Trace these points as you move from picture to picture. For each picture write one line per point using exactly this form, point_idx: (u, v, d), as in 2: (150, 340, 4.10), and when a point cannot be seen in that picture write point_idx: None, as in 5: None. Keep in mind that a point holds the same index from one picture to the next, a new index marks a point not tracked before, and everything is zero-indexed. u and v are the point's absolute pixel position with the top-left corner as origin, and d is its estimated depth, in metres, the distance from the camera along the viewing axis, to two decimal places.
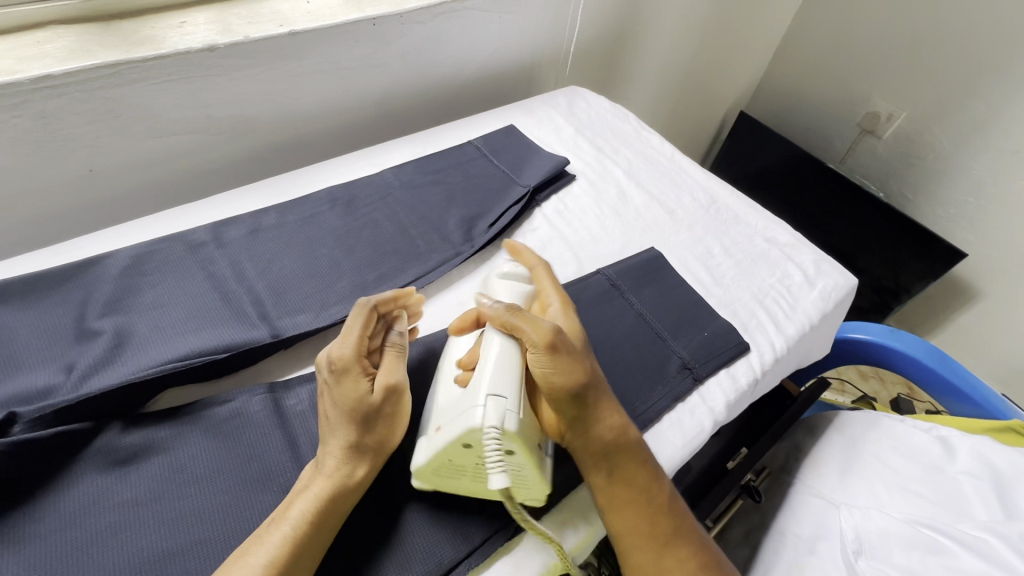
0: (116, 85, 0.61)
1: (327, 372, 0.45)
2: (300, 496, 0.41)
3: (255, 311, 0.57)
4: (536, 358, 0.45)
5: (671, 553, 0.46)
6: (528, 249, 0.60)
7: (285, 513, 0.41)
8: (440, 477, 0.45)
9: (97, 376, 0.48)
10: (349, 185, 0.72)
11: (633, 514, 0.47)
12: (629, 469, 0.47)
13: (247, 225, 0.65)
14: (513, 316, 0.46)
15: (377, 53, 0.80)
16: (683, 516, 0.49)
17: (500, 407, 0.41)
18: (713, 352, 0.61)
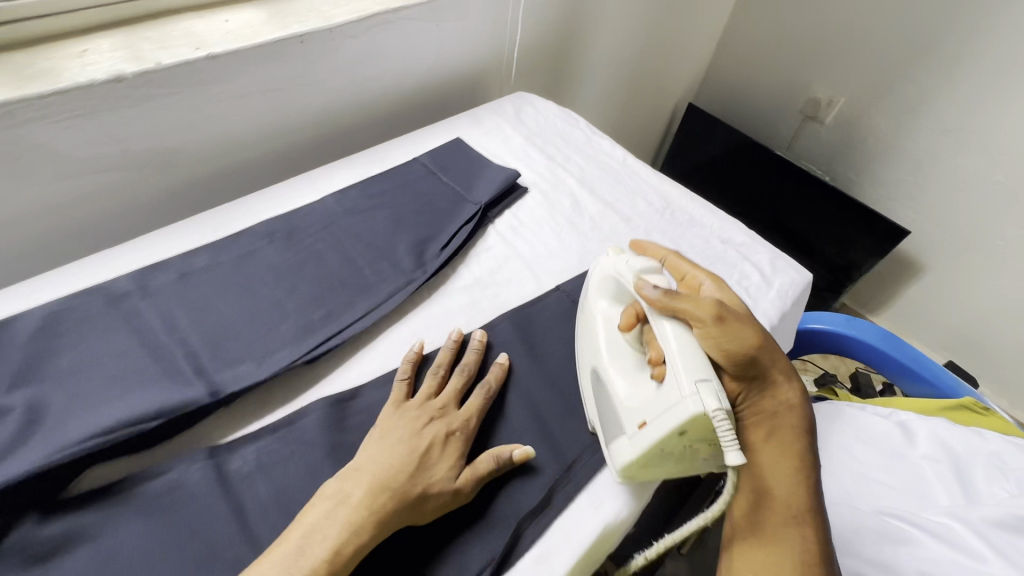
0: (9, 127, 0.55)
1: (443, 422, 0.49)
2: (370, 505, 0.42)
3: (189, 367, 0.52)
4: (715, 331, 0.51)
5: (797, 525, 0.50)
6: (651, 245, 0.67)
7: (324, 529, 0.41)
8: (647, 468, 0.49)
9: (6, 462, 0.42)
10: (287, 216, 0.68)
11: (769, 477, 0.52)
12: (783, 434, 0.53)
13: (176, 269, 0.60)
14: (678, 294, 0.53)
15: (309, 72, 0.75)
16: (818, 501, 0.52)
17: (711, 390, 0.46)
18: None
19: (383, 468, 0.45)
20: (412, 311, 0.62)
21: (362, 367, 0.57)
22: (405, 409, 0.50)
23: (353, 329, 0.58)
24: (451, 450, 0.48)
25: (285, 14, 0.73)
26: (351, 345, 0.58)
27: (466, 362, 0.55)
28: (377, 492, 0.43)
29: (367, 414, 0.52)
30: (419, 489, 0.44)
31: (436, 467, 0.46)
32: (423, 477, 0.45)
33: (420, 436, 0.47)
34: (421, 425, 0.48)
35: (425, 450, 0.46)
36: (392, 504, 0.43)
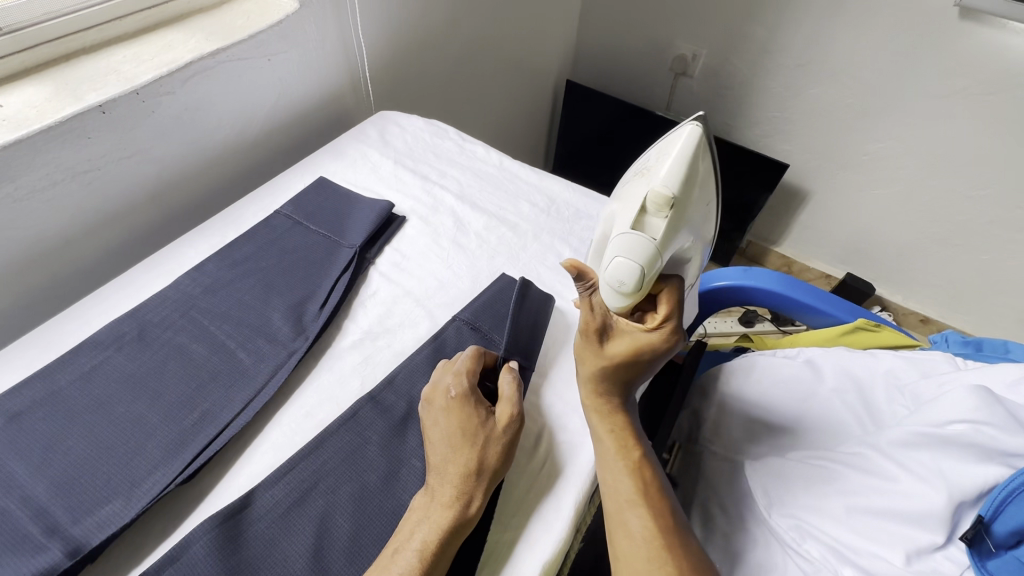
0: None
1: (455, 418, 0.50)
2: (421, 525, 0.44)
3: (39, 526, 0.44)
4: (575, 337, 0.55)
5: (632, 511, 0.47)
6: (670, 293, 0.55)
7: (408, 538, 0.44)
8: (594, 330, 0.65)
9: None
10: (137, 312, 0.59)
11: (605, 471, 0.50)
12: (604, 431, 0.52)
13: (5, 411, 0.51)
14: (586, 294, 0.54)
15: (126, 141, 0.66)
16: (651, 488, 0.49)
17: None
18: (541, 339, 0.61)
19: (433, 463, 0.48)
20: (301, 385, 0.57)
21: (254, 466, 0.51)
22: (423, 412, 0.52)
23: (233, 426, 0.52)
24: (470, 409, 0.50)
25: (77, 84, 0.63)
26: (237, 442, 0.53)
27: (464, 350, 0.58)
28: (439, 482, 0.47)
29: (267, 521, 0.47)
30: (471, 458, 0.47)
31: (466, 434, 0.49)
32: (461, 446, 0.48)
33: (434, 424, 0.50)
34: (434, 409, 0.51)
35: (449, 428, 0.49)
36: (457, 484, 0.46)
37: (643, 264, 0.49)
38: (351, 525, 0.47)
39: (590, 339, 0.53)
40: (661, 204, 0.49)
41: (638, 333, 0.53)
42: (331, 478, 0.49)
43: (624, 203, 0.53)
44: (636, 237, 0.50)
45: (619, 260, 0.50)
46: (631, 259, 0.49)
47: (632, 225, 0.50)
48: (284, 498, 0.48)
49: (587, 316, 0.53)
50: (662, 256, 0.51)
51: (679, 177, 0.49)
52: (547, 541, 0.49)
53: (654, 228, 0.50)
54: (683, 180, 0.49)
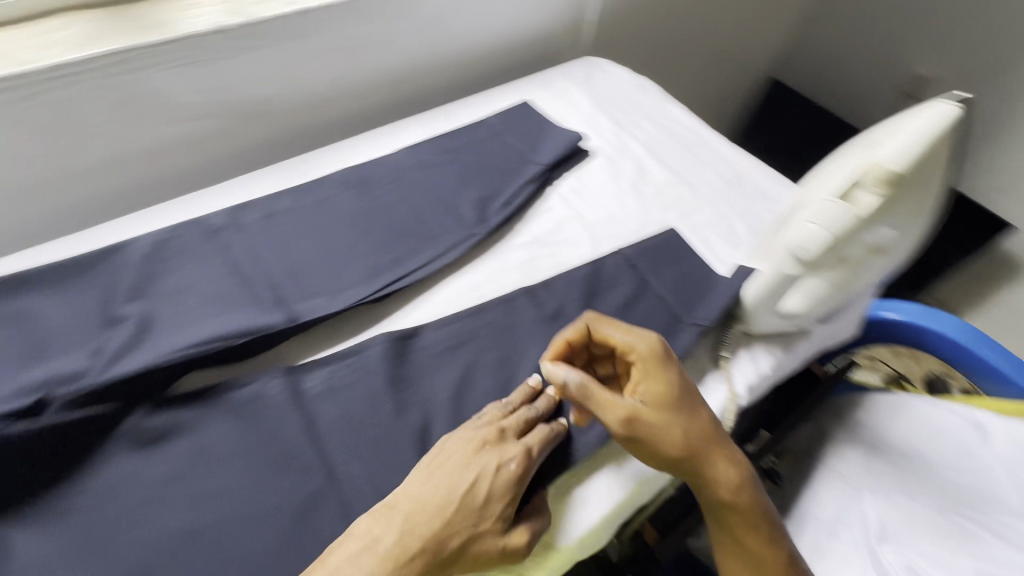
0: (132, 71, 0.61)
1: (486, 479, 0.44)
2: (365, 563, 0.39)
3: (271, 295, 0.58)
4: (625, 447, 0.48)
5: None
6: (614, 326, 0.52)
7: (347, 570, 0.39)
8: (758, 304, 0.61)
9: (125, 359, 0.50)
10: (362, 167, 0.71)
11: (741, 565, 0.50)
12: (734, 525, 0.50)
13: (263, 210, 0.65)
14: (591, 397, 0.47)
15: (389, 29, 0.77)
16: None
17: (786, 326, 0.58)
18: (693, 292, 0.62)
19: (415, 503, 0.42)
20: (470, 264, 0.65)
21: (423, 312, 0.60)
22: (460, 441, 0.46)
23: (416, 274, 0.61)
24: (507, 493, 0.44)
25: None
26: (415, 288, 0.62)
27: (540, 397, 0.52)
28: (415, 520, 0.41)
29: (425, 354, 0.55)
30: (464, 526, 0.42)
31: (483, 511, 0.43)
32: (466, 515, 0.42)
33: (443, 487, 0.43)
34: (470, 463, 0.44)
35: (472, 494, 0.43)
36: (430, 534, 0.41)
37: (836, 232, 0.50)
38: (488, 383, 0.54)
39: (639, 429, 0.47)
40: (879, 179, 0.48)
41: (660, 398, 0.48)
42: (481, 340, 0.57)
43: (832, 172, 0.52)
44: (842, 205, 0.49)
45: (813, 224, 0.51)
46: (825, 223, 0.50)
47: (840, 194, 0.50)
48: (440, 341, 0.56)
49: (616, 415, 0.47)
50: (859, 232, 0.50)
51: (913, 156, 0.47)
52: None
53: (861, 202, 0.49)
54: (912, 163, 0.48)
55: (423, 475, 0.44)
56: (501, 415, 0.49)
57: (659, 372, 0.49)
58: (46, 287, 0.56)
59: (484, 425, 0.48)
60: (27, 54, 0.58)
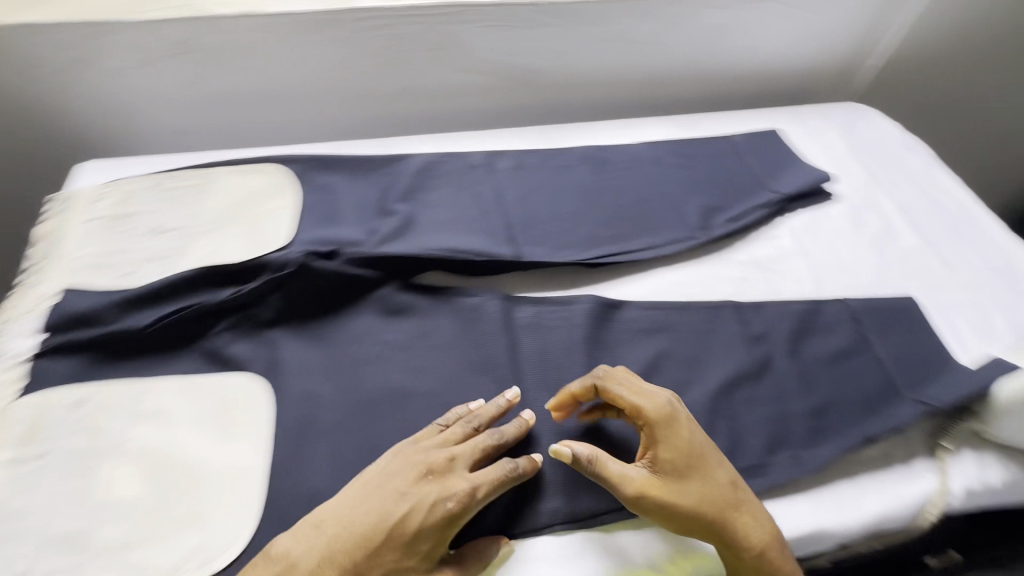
0: (456, 23, 0.73)
1: (414, 510, 0.41)
2: None
3: (504, 232, 0.66)
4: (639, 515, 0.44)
5: None
6: (620, 385, 0.48)
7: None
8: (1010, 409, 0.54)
9: (392, 242, 0.62)
10: (604, 150, 0.77)
11: None
12: None
13: (513, 161, 0.74)
14: (601, 473, 0.45)
15: (668, 32, 0.81)
16: None
17: None
18: (924, 370, 0.56)
19: (342, 525, 0.41)
20: (682, 264, 0.66)
21: (630, 291, 0.63)
22: (402, 462, 0.44)
23: (632, 254, 0.64)
24: (437, 533, 0.41)
25: None
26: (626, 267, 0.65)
27: (502, 427, 0.47)
28: (340, 543, 0.40)
29: (623, 328, 0.58)
30: (387, 556, 0.40)
31: (413, 545, 0.40)
32: (388, 546, 0.40)
33: (366, 512, 0.41)
34: (407, 492, 0.42)
35: (398, 526, 0.40)
36: (353, 559, 0.40)
37: None
38: (674, 377, 0.56)
39: (653, 503, 0.44)
40: None
41: (673, 464, 0.44)
42: (677, 334, 0.58)
43: None
44: None
45: None
46: None
47: None
48: (640, 321, 0.59)
49: (627, 483, 0.44)
50: None
51: None
52: (832, 517, 0.49)
53: None
54: None
55: (349, 497, 0.43)
56: (457, 437, 0.46)
57: (666, 439, 0.45)
58: (348, 172, 0.70)
59: (433, 447, 0.45)
60: None
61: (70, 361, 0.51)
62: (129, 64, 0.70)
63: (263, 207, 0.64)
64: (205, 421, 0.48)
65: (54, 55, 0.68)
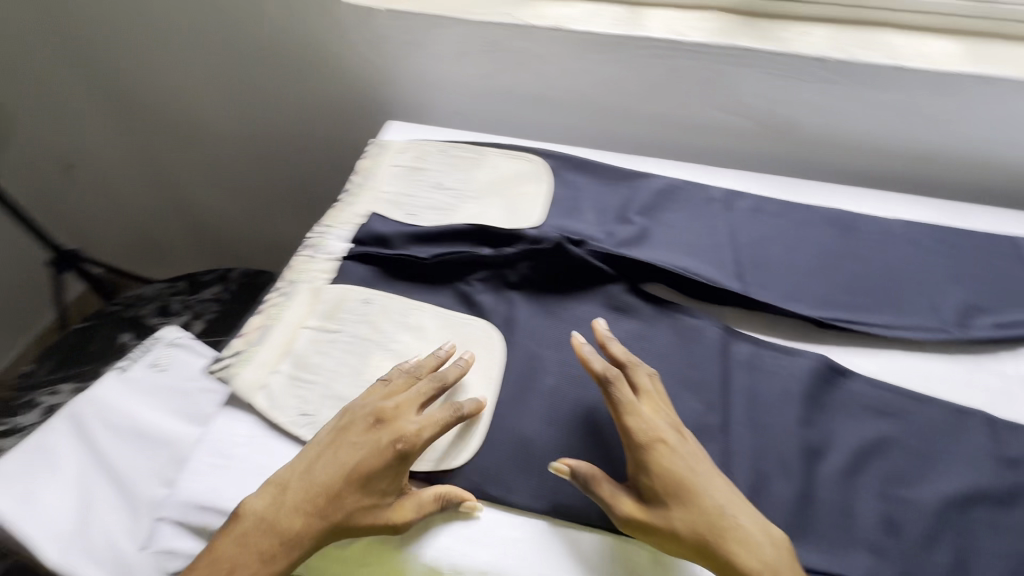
0: (734, 64, 0.77)
1: (366, 452, 0.47)
2: (262, 533, 0.44)
3: (734, 267, 0.66)
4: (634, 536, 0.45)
5: None
6: (617, 390, 0.50)
7: (250, 536, 0.44)
8: None
9: (628, 246, 0.66)
10: (852, 215, 0.73)
11: None
12: None
13: (753, 203, 0.74)
14: (594, 491, 0.46)
15: (961, 111, 0.75)
16: None
17: None
18: None
19: (308, 483, 0.46)
20: (926, 354, 0.60)
21: (857, 363, 0.59)
22: (354, 413, 0.49)
23: (871, 328, 0.61)
24: (391, 470, 0.47)
25: (981, 55, 0.74)
26: (856, 337, 0.62)
27: (443, 371, 0.53)
28: (305, 492, 0.45)
29: (846, 397, 0.55)
30: (351, 498, 0.45)
31: (371, 482, 0.46)
32: (346, 483, 0.46)
33: (329, 453, 0.47)
34: (361, 440, 0.47)
35: (353, 465, 0.46)
36: (321, 504, 0.45)
37: None
38: (899, 466, 0.51)
39: (644, 526, 0.44)
40: None
41: (661, 486, 0.45)
42: (911, 424, 0.54)
43: None
44: None
45: None
46: None
47: None
48: (868, 397, 0.55)
49: (618, 504, 0.45)
50: None
51: None
52: None
53: None
54: None
55: (313, 442, 0.49)
56: (404, 382, 0.52)
57: (650, 456, 0.46)
58: (596, 176, 0.77)
59: (381, 398, 0.50)
60: (681, 28, 0.78)
61: (365, 268, 0.64)
62: (447, 54, 0.85)
63: (521, 189, 0.73)
64: (452, 348, 0.57)
65: (397, 38, 0.85)
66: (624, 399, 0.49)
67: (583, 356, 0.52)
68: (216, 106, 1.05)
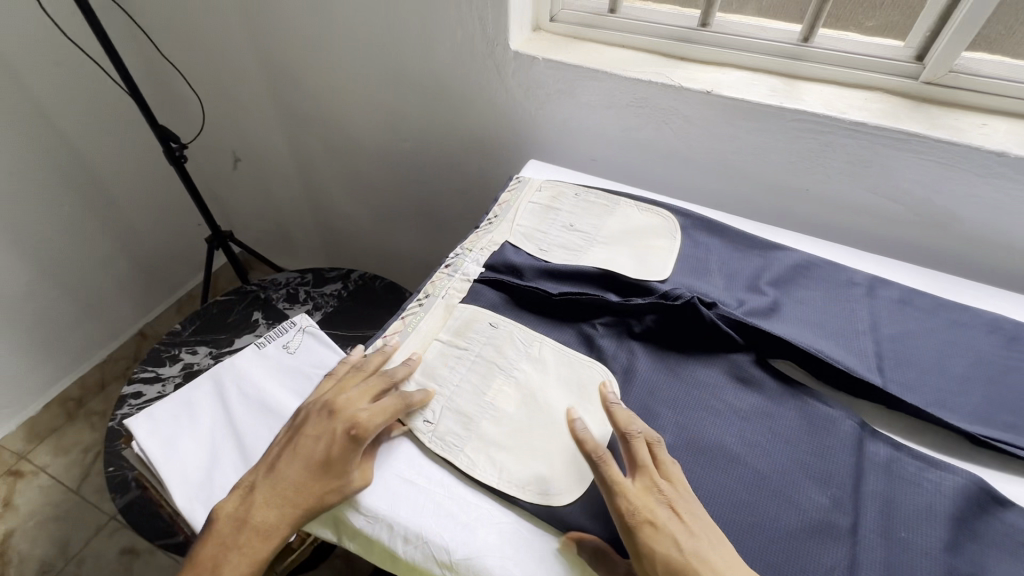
0: (895, 147, 0.74)
1: (319, 445, 0.52)
2: (247, 531, 0.49)
3: (874, 359, 0.62)
4: None
5: None
6: (606, 466, 0.48)
7: (236, 536, 0.50)
8: None
9: (757, 317, 0.64)
10: (1020, 324, 0.66)
11: None
12: None
13: (900, 294, 0.69)
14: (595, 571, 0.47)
15: None
16: None
17: None
18: None
19: (278, 482, 0.51)
20: None
21: (1017, 494, 0.53)
22: (314, 414, 0.54)
23: None
24: (344, 456, 0.51)
25: None
26: (1017, 464, 0.55)
27: (393, 370, 0.58)
28: (275, 490, 0.51)
29: (1007, 531, 0.49)
30: (314, 489, 0.50)
31: (330, 469, 0.51)
32: (308, 473, 0.51)
33: (293, 451, 0.53)
34: (319, 436, 0.52)
35: (312, 456, 0.51)
36: (291, 499, 0.50)
37: None
38: None
39: None
40: None
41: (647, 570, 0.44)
42: None
43: None
44: None
45: None
46: None
47: None
48: None
49: None
50: None
51: None
52: None
53: None
54: None
55: (282, 441, 0.54)
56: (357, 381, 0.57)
57: (635, 539, 0.45)
58: (727, 240, 0.76)
59: (334, 396, 0.55)
60: (840, 105, 0.77)
61: (495, 293, 0.68)
62: (593, 105, 0.89)
63: (651, 242, 0.74)
64: (570, 386, 0.58)
65: (548, 85, 0.91)
66: (609, 473, 0.48)
67: (577, 432, 0.51)
68: (371, 126, 1.18)
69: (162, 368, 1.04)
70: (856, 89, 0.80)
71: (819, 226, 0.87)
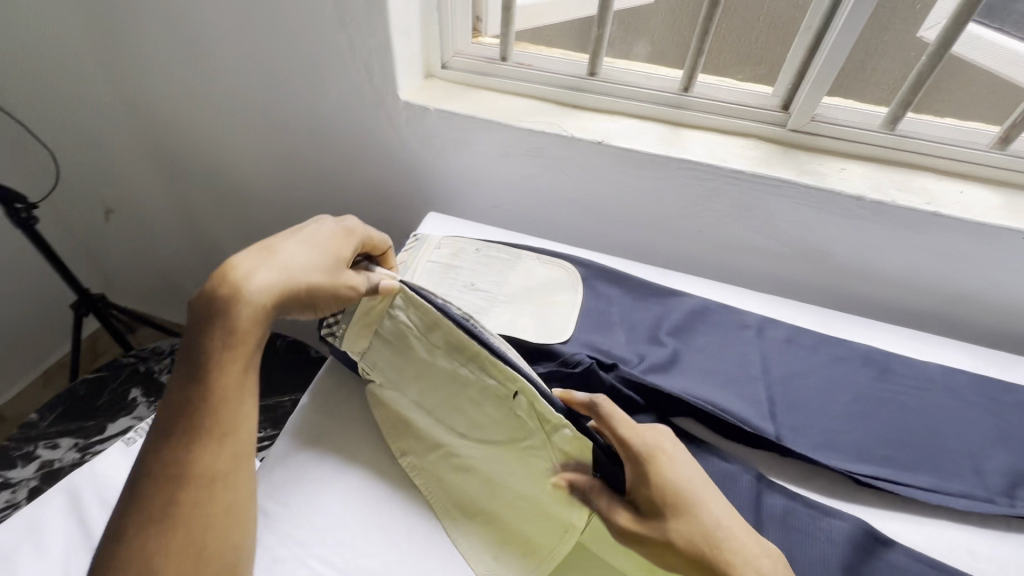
0: (771, 193, 0.78)
1: (320, 239, 0.60)
2: (248, 296, 0.53)
3: (766, 405, 0.64)
4: (630, 542, 0.51)
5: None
6: (614, 420, 0.53)
7: (238, 299, 0.53)
8: None
9: (656, 372, 0.65)
10: (889, 355, 0.72)
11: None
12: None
13: (786, 334, 0.73)
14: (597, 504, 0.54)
15: (1003, 261, 0.74)
16: None
17: None
18: None
19: (278, 258, 0.56)
20: (970, 527, 0.57)
21: (896, 530, 0.56)
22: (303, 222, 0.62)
23: (911, 491, 0.58)
24: (342, 254, 0.60)
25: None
26: (894, 498, 0.59)
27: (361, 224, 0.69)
28: (277, 262, 0.56)
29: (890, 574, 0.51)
30: (318, 271, 0.57)
31: (333, 259, 0.59)
32: (311, 259, 0.57)
33: (290, 240, 0.59)
34: (318, 233, 0.60)
35: (317, 244, 0.59)
36: (295, 274, 0.56)
37: None
38: None
39: (640, 534, 0.51)
40: None
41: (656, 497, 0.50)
42: None
43: None
44: None
45: None
46: None
47: None
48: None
49: (618, 515, 0.52)
50: None
51: None
52: None
53: None
54: None
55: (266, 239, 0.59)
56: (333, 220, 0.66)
57: (648, 475, 0.51)
58: (627, 290, 0.76)
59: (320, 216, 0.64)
60: (721, 154, 0.80)
61: None
62: (491, 154, 0.88)
63: (553, 297, 0.73)
64: None
65: (443, 135, 0.88)
66: (619, 427, 0.53)
67: (579, 400, 0.56)
68: (260, 174, 1.09)
69: (12, 472, 0.89)
70: (733, 137, 0.84)
71: (712, 263, 0.91)
